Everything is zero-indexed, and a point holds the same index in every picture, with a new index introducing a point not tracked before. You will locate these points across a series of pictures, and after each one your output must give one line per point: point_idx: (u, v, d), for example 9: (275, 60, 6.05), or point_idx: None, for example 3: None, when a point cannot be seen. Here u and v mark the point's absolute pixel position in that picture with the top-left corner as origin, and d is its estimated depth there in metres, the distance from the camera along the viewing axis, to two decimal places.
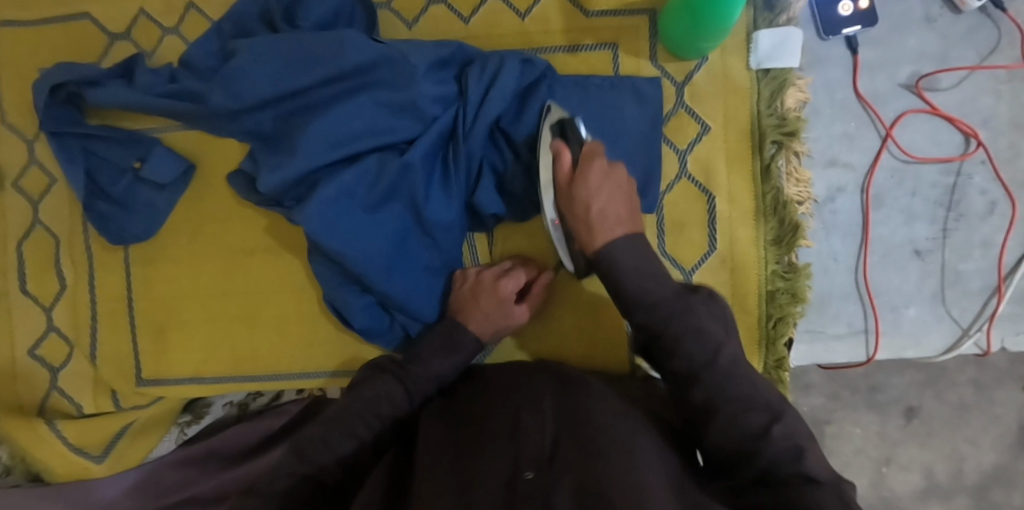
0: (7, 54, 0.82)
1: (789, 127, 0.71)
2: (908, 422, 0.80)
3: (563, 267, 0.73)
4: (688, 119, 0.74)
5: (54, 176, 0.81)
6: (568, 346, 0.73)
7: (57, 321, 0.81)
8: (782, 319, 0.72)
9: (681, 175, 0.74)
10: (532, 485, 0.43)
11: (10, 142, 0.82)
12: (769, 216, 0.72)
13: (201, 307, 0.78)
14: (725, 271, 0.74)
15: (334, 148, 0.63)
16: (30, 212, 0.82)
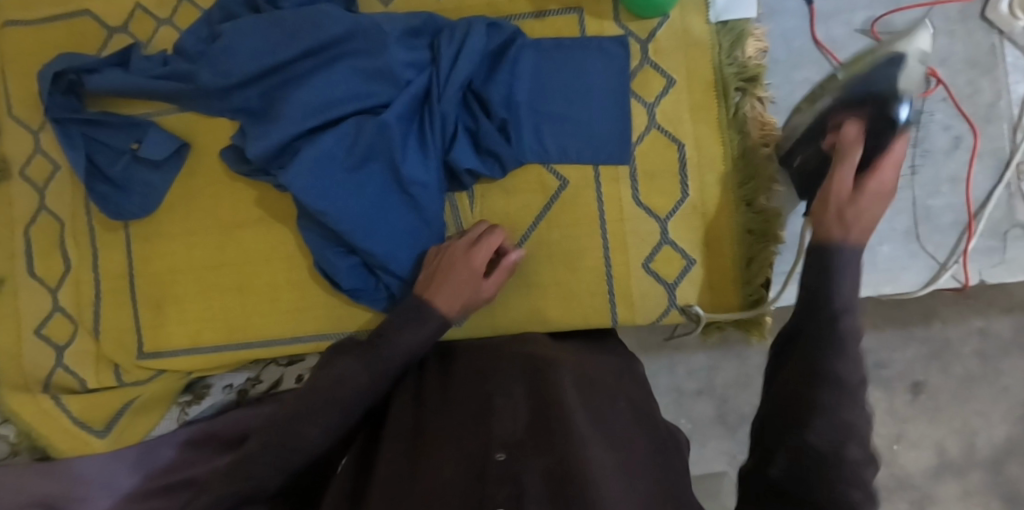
0: (10, 50, 0.87)
1: (749, 73, 0.79)
2: (914, 397, 0.92)
3: (540, 220, 0.81)
4: (654, 74, 0.80)
5: (58, 163, 0.85)
6: (549, 298, 0.81)
7: (61, 301, 0.84)
8: (752, 259, 0.80)
9: (651, 126, 0.81)
10: (504, 466, 0.49)
11: (16, 133, 0.86)
12: (736, 159, 0.80)
13: (195, 280, 0.83)
14: (695, 216, 0.81)
15: (316, 118, 0.73)
16: (34, 197, 0.86)
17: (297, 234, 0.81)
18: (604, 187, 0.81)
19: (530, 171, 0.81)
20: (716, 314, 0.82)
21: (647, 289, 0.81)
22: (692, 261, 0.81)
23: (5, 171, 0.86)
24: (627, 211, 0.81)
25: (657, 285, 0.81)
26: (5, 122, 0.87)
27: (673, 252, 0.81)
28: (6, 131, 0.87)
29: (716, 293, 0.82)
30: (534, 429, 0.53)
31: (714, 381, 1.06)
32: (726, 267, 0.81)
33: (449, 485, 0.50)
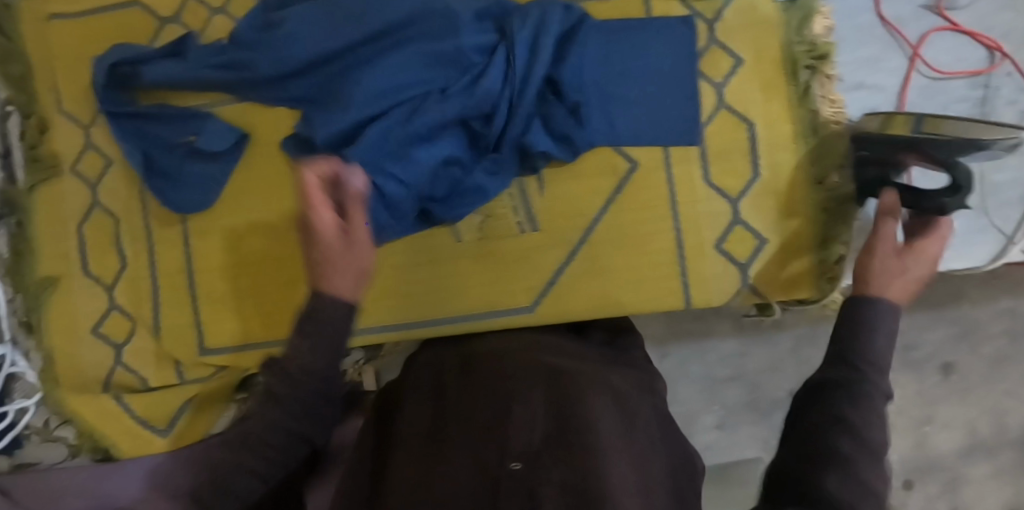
0: (58, 44, 0.98)
1: (818, 51, 0.97)
2: (946, 377, 1.17)
3: (612, 202, 0.99)
4: (721, 53, 0.99)
5: (109, 157, 0.96)
6: (614, 282, 0.99)
7: (117, 300, 0.96)
8: (827, 239, 0.98)
9: (719, 106, 0.99)
10: (519, 476, 0.53)
11: (67, 129, 0.97)
12: (807, 135, 0.98)
13: (276, 269, 0.94)
14: (767, 194, 0.99)
15: (394, 99, 0.85)
16: (87, 194, 0.97)
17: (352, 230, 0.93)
18: (674, 168, 0.99)
19: (604, 152, 0.98)
20: (790, 291, 1.00)
21: (721, 273, 1.00)
22: (764, 241, 0.99)
23: (59, 168, 0.97)
24: (699, 191, 0.99)
25: (729, 266, 0.99)
26: (56, 117, 0.98)
27: (744, 232, 0.99)
28: (59, 129, 0.98)
29: (786, 273, 1.00)
30: (550, 440, 0.56)
31: (745, 367, 1.15)
32: (807, 242, 0.99)
33: (465, 492, 0.54)
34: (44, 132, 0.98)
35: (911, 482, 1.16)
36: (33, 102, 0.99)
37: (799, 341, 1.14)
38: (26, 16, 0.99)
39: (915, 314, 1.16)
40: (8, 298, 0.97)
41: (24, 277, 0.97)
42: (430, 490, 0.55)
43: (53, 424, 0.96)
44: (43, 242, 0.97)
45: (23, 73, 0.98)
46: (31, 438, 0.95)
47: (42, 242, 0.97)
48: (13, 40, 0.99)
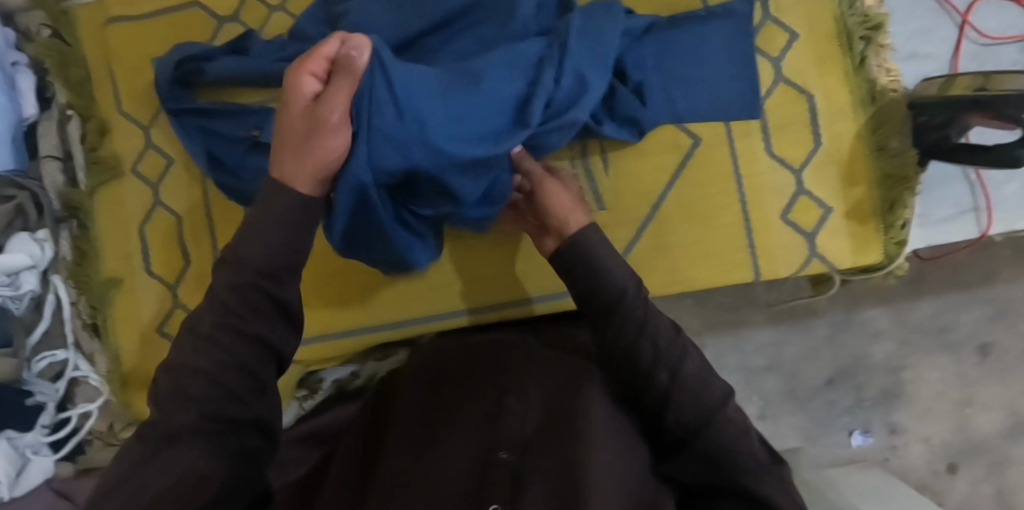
0: (114, 44, 0.89)
1: (871, 23, 0.85)
2: (983, 358, 1.12)
3: (675, 180, 0.87)
4: (776, 30, 0.86)
5: (171, 157, 0.86)
6: (688, 258, 0.87)
7: (182, 299, 0.86)
8: (895, 203, 0.86)
9: (777, 81, 0.86)
10: (507, 465, 0.53)
11: (127, 129, 0.88)
12: (866, 104, 0.86)
13: (352, 267, 0.88)
14: (828, 167, 0.86)
15: (472, 82, 0.63)
16: (148, 195, 0.87)
17: None
18: (736, 142, 0.87)
19: (665, 131, 0.86)
20: (858, 260, 0.87)
21: (787, 242, 0.87)
22: (829, 209, 0.86)
23: (116, 167, 0.87)
24: (761, 164, 0.87)
25: (796, 236, 0.87)
26: (117, 118, 0.88)
27: (811, 203, 0.86)
28: (116, 129, 0.88)
29: (857, 239, 0.87)
30: (542, 428, 0.56)
31: (783, 355, 1.15)
32: (872, 209, 0.86)
33: (455, 469, 0.54)
34: (106, 132, 0.88)
35: (956, 466, 1.12)
36: (93, 105, 0.89)
37: (835, 328, 1.14)
38: (84, 20, 0.90)
39: (946, 296, 1.12)
40: (73, 300, 0.89)
41: (86, 281, 0.87)
42: (418, 464, 0.56)
43: (116, 429, 0.89)
44: (105, 244, 0.87)
45: (82, 77, 0.89)
46: (93, 443, 0.90)
47: (105, 243, 0.88)
48: (71, 44, 0.90)
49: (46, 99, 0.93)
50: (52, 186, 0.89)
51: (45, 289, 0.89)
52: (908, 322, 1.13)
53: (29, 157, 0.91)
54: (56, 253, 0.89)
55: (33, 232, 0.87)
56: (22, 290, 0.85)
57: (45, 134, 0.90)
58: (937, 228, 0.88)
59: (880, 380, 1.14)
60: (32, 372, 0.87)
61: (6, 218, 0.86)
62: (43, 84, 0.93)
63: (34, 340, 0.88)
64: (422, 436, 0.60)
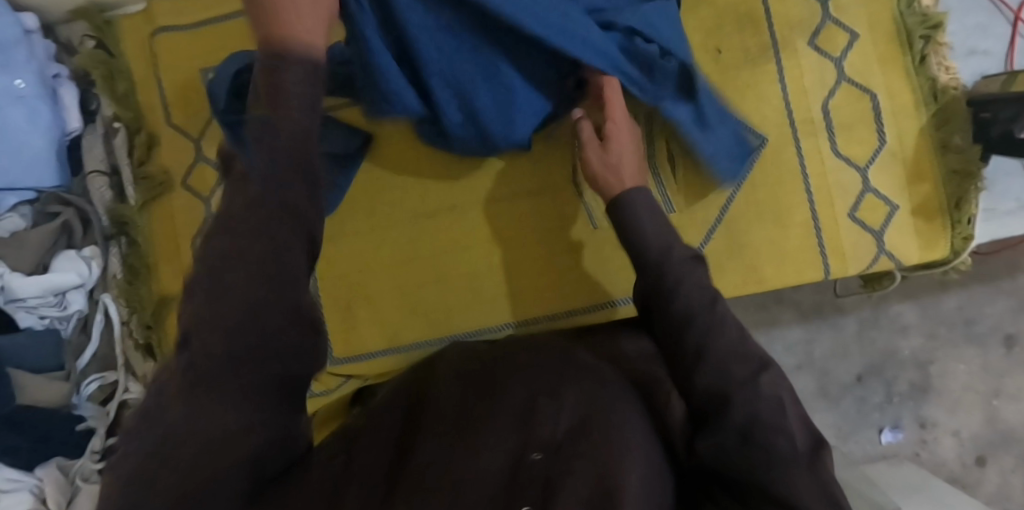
0: (165, 57, 0.89)
1: (932, 22, 0.84)
2: (1009, 349, 1.11)
3: (744, 180, 0.85)
4: (837, 30, 0.85)
5: (223, 171, 0.88)
6: (762, 255, 0.85)
7: None
8: (961, 200, 0.84)
9: (840, 80, 0.85)
10: (537, 472, 0.45)
11: (177, 142, 0.89)
12: (929, 103, 0.85)
13: (429, 270, 0.88)
14: (893, 164, 0.85)
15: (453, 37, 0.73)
16: (200, 208, 0.89)
17: (493, 215, 0.87)
18: (802, 142, 0.85)
19: None
20: (925, 257, 0.85)
21: (855, 241, 0.85)
22: (895, 206, 0.85)
23: (167, 183, 0.89)
24: (828, 164, 0.85)
25: (864, 235, 0.85)
26: (164, 132, 0.89)
27: (876, 200, 0.85)
28: (166, 142, 0.89)
29: (923, 237, 0.85)
30: (578, 435, 0.47)
31: (813, 354, 1.13)
32: (939, 206, 0.85)
33: (483, 475, 0.45)
34: (153, 147, 0.89)
35: (985, 459, 1.12)
36: (141, 118, 0.89)
37: (863, 324, 1.13)
38: (130, 31, 0.90)
39: (973, 289, 1.12)
40: (124, 319, 0.90)
41: (138, 300, 0.88)
42: (440, 462, 0.46)
43: None
44: (157, 263, 0.89)
45: (127, 90, 0.90)
46: None
47: (156, 261, 0.89)
48: (116, 55, 0.90)
49: (89, 111, 0.93)
50: (100, 203, 0.90)
51: (93, 310, 0.89)
52: (934, 315, 1.12)
53: (74, 173, 0.91)
54: (105, 272, 0.90)
55: (80, 251, 0.87)
56: (70, 311, 0.86)
57: (90, 148, 0.91)
58: (1002, 223, 0.86)
59: (909, 374, 1.13)
60: (82, 397, 0.87)
61: (53, 236, 0.86)
62: (86, 96, 0.93)
63: (83, 362, 0.88)
64: (442, 427, 0.50)
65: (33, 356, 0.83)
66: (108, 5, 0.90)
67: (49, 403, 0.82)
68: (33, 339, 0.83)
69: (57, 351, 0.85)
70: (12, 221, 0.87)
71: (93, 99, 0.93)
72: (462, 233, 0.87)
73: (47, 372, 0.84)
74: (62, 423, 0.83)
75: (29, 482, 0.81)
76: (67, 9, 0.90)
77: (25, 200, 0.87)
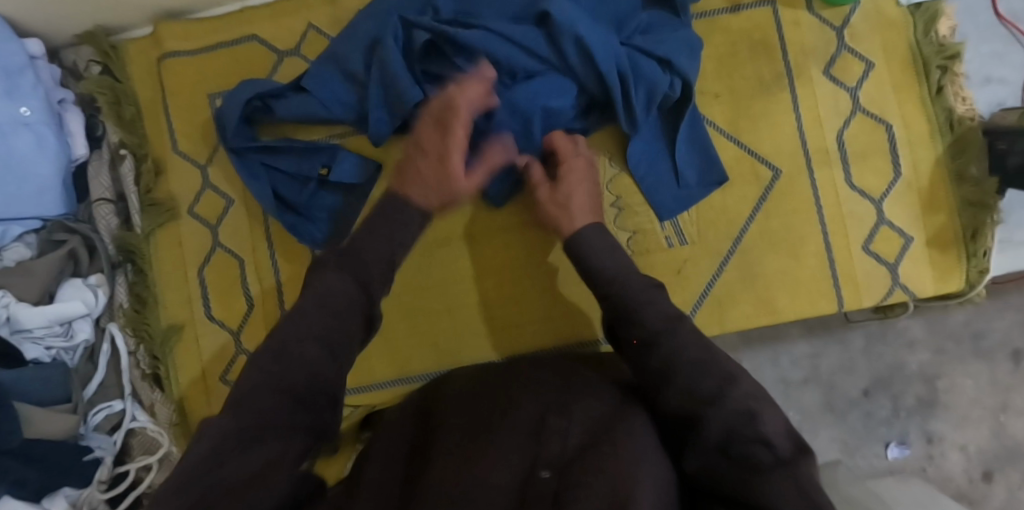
0: (172, 83, 0.88)
1: (949, 52, 0.83)
2: (1015, 364, 1.11)
3: (758, 211, 0.84)
4: (852, 59, 0.84)
5: (231, 198, 0.88)
6: (775, 287, 0.84)
7: (244, 344, 0.87)
8: (977, 231, 0.83)
9: (855, 110, 0.84)
10: (545, 486, 0.48)
11: (183, 169, 0.88)
12: (945, 134, 0.84)
13: (439, 300, 0.87)
14: (909, 195, 0.84)
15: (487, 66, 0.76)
16: (208, 236, 0.88)
17: (505, 246, 0.86)
18: (817, 173, 0.84)
19: (744, 163, 0.84)
20: (940, 288, 0.84)
21: (869, 272, 0.84)
22: (910, 238, 0.84)
23: (175, 211, 0.88)
24: (841, 195, 0.84)
25: (879, 266, 0.84)
26: (171, 158, 0.88)
27: (891, 233, 0.84)
28: (173, 169, 0.88)
29: (938, 267, 0.84)
30: (586, 447, 0.50)
31: (819, 368, 1.13)
32: (955, 239, 0.84)
33: (493, 489, 0.48)
34: (160, 174, 0.89)
35: (993, 474, 1.10)
36: (147, 144, 0.89)
37: (870, 339, 1.12)
38: (136, 57, 0.89)
39: (982, 305, 1.11)
40: (131, 349, 0.89)
41: (145, 330, 0.88)
42: (448, 479, 0.50)
43: None
44: (165, 290, 0.88)
45: (134, 116, 0.89)
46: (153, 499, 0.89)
47: (164, 289, 0.88)
48: (122, 81, 0.89)
49: (96, 137, 0.91)
50: (106, 230, 0.89)
51: (99, 339, 0.88)
52: (942, 329, 1.12)
53: (79, 200, 0.90)
54: (112, 302, 0.89)
55: (86, 279, 0.87)
56: (77, 340, 0.85)
57: (96, 175, 0.89)
58: (1017, 250, 0.85)
59: (915, 388, 1.12)
60: (89, 427, 0.86)
61: (60, 265, 0.85)
62: (91, 122, 0.91)
63: (89, 392, 0.87)
64: (459, 449, 0.53)
65: (39, 390, 0.82)
66: (114, 29, 0.89)
67: (56, 435, 0.81)
68: (41, 371, 0.82)
69: (65, 382, 0.84)
70: (18, 250, 0.85)
71: (99, 125, 0.91)
72: (471, 262, 0.86)
73: (54, 404, 0.83)
74: (69, 456, 0.82)
75: None
76: (72, 34, 0.89)
77: (31, 229, 0.86)
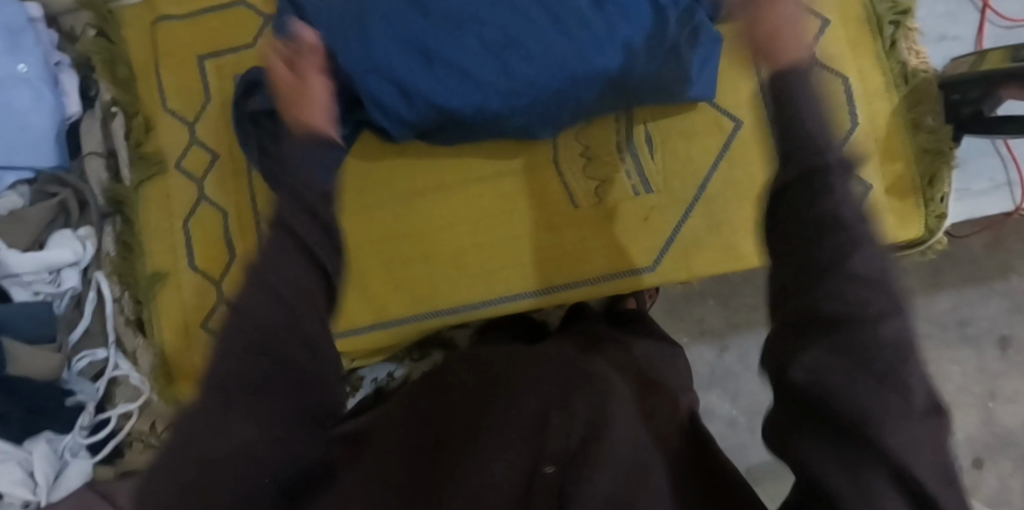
0: (163, 44, 0.92)
1: (902, 8, 0.87)
2: (1004, 352, 1.10)
3: (720, 161, 0.87)
4: (810, 17, 0.88)
5: (216, 153, 0.91)
6: (739, 235, 0.87)
7: (225, 292, 0.89)
8: (934, 178, 0.86)
9: (813, 63, 0.88)
10: (548, 482, 0.49)
11: (170, 126, 0.92)
12: (900, 85, 0.87)
13: (414, 247, 0.89)
14: (868, 143, 0.87)
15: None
16: (193, 189, 0.91)
17: (481, 194, 0.89)
18: None
19: (708, 114, 0.87)
20: (900, 236, 0.86)
21: None
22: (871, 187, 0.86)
23: (162, 164, 0.92)
24: None
25: None
26: (160, 115, 0.92)
27: None
28: (161, 126, 0.92)
29: (898, 214, 0.86)
30: (588, 443, 0.51)
31: None
32: (913, 185, 0.86)
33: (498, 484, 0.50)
34: (149, 130, 0.93)
35: (982, 462, 1.09)
36: (138, 102, 0.93)
37: None
38: (129, 20, 0.93)
39: (966, 288, 1.10)
40: (115, 296, 0.93)
41: (131, 277, 0.91)
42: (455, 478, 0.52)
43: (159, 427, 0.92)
44: (150, 239, 0.91)
45: (126, 76, 0.93)
46: (133, 445, 0.92)
47: (149, 239, 0.91)
48: (116, 42, 0.94)
49: (89, 97, 0.96)
50: (96, 183, 0.93)
51: (85, 288, 0.92)
52: (927, 314, 1.11)
53: (71, 156, 0.95)
54: (99, 251, 0.93)
55: (75, 231, 0.90)
56: (64, 287, 0.89)
57: (89, 131, 0.94)
58: (976, 204, 0.88)
59: None
60: (73, 372, 0.89)
61: (51, 214, 0.89)
62: (85, 83, 0.96)
63: (73, 338, 0.90)
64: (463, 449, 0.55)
65: (24, 327, 0.84)
66: None
67: (44, 376, 0.83)
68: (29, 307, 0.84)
69: (51, 323, 0.86)
70: (9, 199, 0.89)
71: (93, 86, 0.96)
72: (447, 210, 0.89)
73: (40, 344, 0.85)
74: (51, 399, 0.85)
75: (17, 455, 0.83)
76: None
77: (25, 179, 0.90)
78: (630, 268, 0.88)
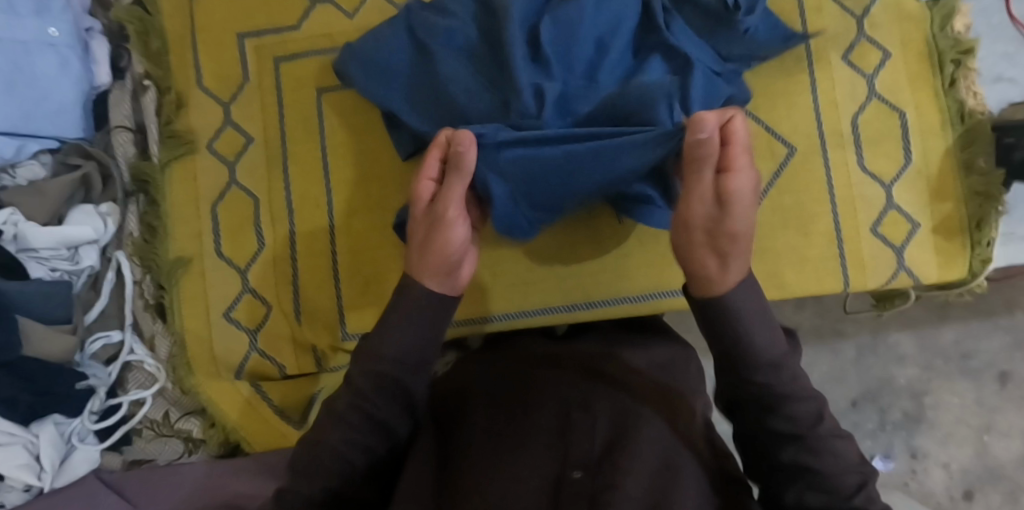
0: (204, 19, 0.88)
1: (964, 46, 0.86)
2: (1002, 386, 1.04)
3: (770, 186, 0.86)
4: (870, 47, 0.87)
5: (251, 136, 0.88)
6: (784, 263, 0.85)
7: (250, 282, 0.87)
8: (982, 221, 0.85)
9: (871, 95, 0.87)
10: (580, 485, 0.50)
11: (205, 105, 0.88)
12: (955, 125, 0.86)
13: None
14: (919, 180, 0.86)
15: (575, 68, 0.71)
16: (224, 172, 0.88)
17: None
18: (830, 152, 0.86)
19: (763, 138, 0.86)
20: (944, 275, 0.86)
21: (877, 254, 0.86)
22: (917, 224, 0.86)
23: (193, 144, 0.88)
24: (854, 176, 0.86)
25: (885, 249, 0.86)
26: (194, 93, 0.89)
27: (898, 216, 0.86)
28: (195, 103, 0.89)
29: (943, 254, 0.86)
30: (613, 448, 0.53)
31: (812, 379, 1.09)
32: (961, 227, 0.86)
33: (529, 492, 0.51)
34: (181, 108, 0.89)
35: (971, 494, 1.03)
36: (172, 78, 0.89)
37: (861, 351, 1.07)
38: None
39: (971, 323, 1.05)
40: (136, 278, 0.89)
41: (153, 259, 0.88)
42: (483, 473, 0.53)
43: (172, 417, 0.89)
44: (176, 223, 0.88)
45: (161, 49, 0.89)
46: (144, 433, 0.88)
47: (175, 221, 0.88)
48: (152, 13, 0.89)
49: (120, 68, 0.92)
50: (122, 158, 0.89)
51: (104, 267, 0.88)
52: (932, 347, 1.06)
53: (96, 128, 0.91)
54: (121, 230, 0.89)
55: (96, 207, 0.86)
56: (82, 265, 0.85)
57: (117, 103, 0.90)
58: (1018, 248, 0.88)
59: (903, 403, 1.06)
60: (86, 355, 0.85)
61: (71, 188, 0.84)
62: (116, 52, 0.92)
63: (89, 318, 0.86)
64: (489, 444, 0.56)
65: (44, 306, 0.80)
66: None
67: (57, 357, 0.80)
68: (46, 286, 0.80)
69: (67, 303, 0.82)
70: (31, 169, 0.85)
71: (124, 56, 0.92)
72: None
73: (55, 324, 0.81)
74: (64, 380, 0.80)
75: (23, 439, 0.78)
76: None
77: (47, 149, 0.86)
78: (669, 288, 0.86)
